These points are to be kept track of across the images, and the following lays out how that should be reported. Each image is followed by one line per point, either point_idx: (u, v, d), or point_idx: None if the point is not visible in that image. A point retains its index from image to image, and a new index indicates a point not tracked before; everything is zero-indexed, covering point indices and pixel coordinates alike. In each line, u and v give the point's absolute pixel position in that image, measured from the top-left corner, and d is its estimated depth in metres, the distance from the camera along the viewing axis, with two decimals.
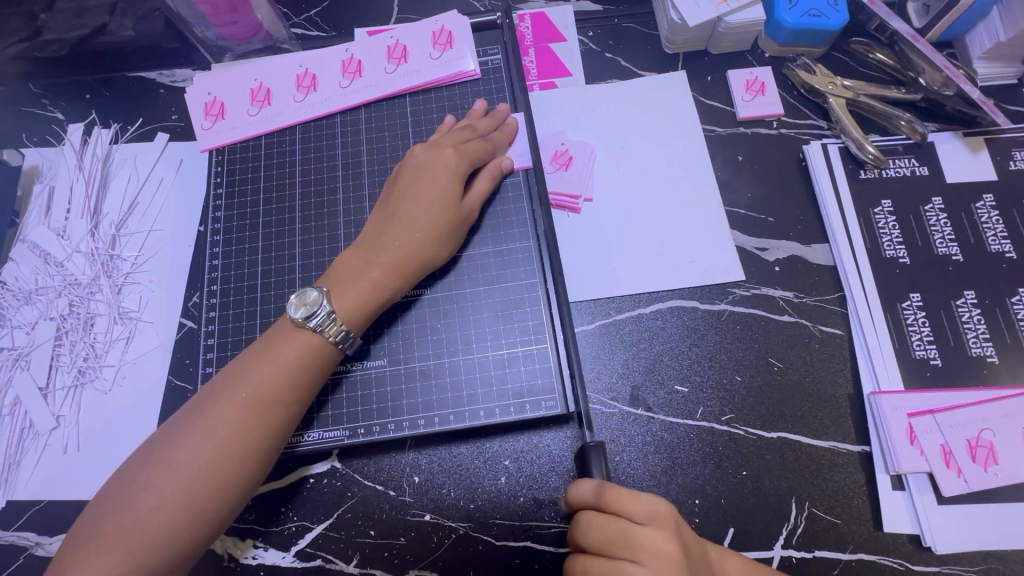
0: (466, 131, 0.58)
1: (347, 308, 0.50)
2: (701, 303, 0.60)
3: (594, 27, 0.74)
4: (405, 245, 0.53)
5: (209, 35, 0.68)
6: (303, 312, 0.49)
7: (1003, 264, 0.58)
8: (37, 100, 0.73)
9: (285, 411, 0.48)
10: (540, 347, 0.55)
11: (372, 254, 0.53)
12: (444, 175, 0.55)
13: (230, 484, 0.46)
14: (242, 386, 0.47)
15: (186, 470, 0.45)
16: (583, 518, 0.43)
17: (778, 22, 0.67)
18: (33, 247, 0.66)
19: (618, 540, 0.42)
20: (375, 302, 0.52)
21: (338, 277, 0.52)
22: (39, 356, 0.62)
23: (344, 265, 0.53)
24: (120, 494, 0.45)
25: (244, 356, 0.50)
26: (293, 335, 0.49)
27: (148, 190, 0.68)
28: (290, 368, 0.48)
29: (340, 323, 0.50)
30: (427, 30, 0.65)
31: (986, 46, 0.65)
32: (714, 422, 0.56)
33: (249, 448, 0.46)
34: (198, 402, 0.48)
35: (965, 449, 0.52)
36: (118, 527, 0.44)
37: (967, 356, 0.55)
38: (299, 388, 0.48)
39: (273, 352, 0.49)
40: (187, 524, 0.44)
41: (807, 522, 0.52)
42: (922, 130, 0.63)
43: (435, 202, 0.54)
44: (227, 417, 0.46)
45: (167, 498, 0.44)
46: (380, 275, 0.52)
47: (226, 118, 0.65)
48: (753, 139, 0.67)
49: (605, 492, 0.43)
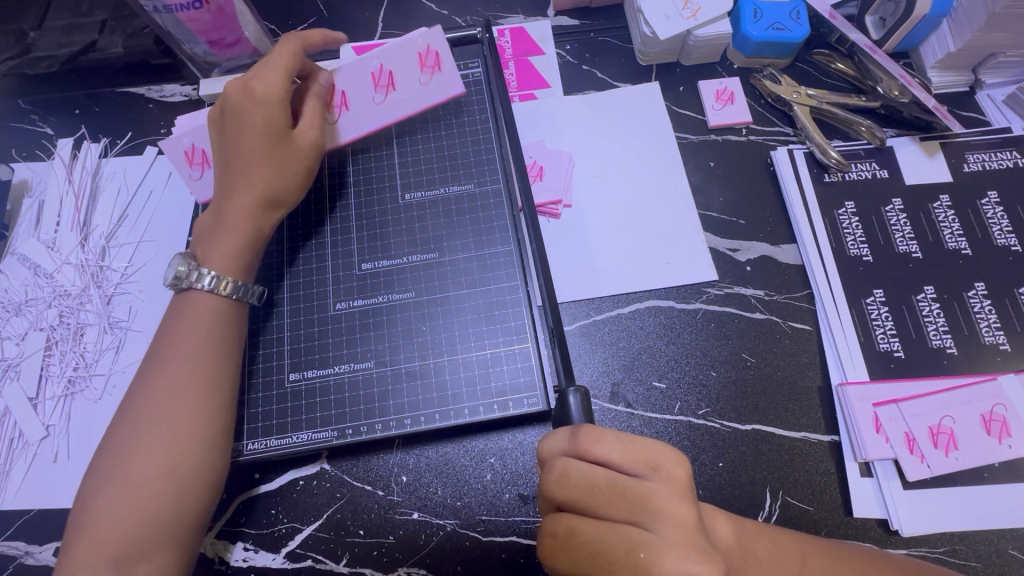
0: (266, 63, 0.58)
1: (224, 264, 0.55)
2: (677, 303, 0.63)
3: (571, 40, 0.77)
4: (248, 196, 0.56)
5: (197, 51, 0.70)
6: (175, 279, 0.53)
7: (959, 260, 0.62)
8: (26, 116, 0.74)
9: (208, 370, 0.51)
10: (521, 346, 0.57)
11: (225, 210, 0.56)
12: (266, 108, 0.56)
13: (182, 450, 0.48)
14: (162, 363, 0.51)
15: (166, 431, 0.48)
16: (560, 467, 0.41)
17: (744, 35, 0.70)
18: (23, 259, 0.67)
19: (606, 490, 0.39)
20: (243, 252, 0.56)
21: (203, 238, 0.56)
22: (29, 366, 0.62)
23: (204, 225, 0.57)
24: (112, 481, 0.47)
25: (157, 340, 0.53)
26: (192, 303, 0.54)
27: (138, 203, 0.69)
28: (202, 330, 0.52)
29: (229, 280, 0.54)
30: (411, 50, 0.60)
31: (938, 56, 0.69)
32: (691, 416, 0.58)
33: (213, 394, 0.51)
34: (132, 395, 0.51)
35: (927, 435, 0.55)
36: (123, 505, 0.46)
37: (928, 348, 0.58)
38: (211, 346, 0.52)
39: (183, 325, 0.53)
40: (189, 480, 0.48)
41: (781, 511, 0.54)
42: (882, 135, 0.66)
43: (264, 140, 0.56)
44: (159, 393, 0.50)
45: (161, 462, 0.48)
46: (241, 228, 0.56)
47: (213, 167, 0.62)
48: (724, 146, 0.71)
49: (582, 435, 0.41)
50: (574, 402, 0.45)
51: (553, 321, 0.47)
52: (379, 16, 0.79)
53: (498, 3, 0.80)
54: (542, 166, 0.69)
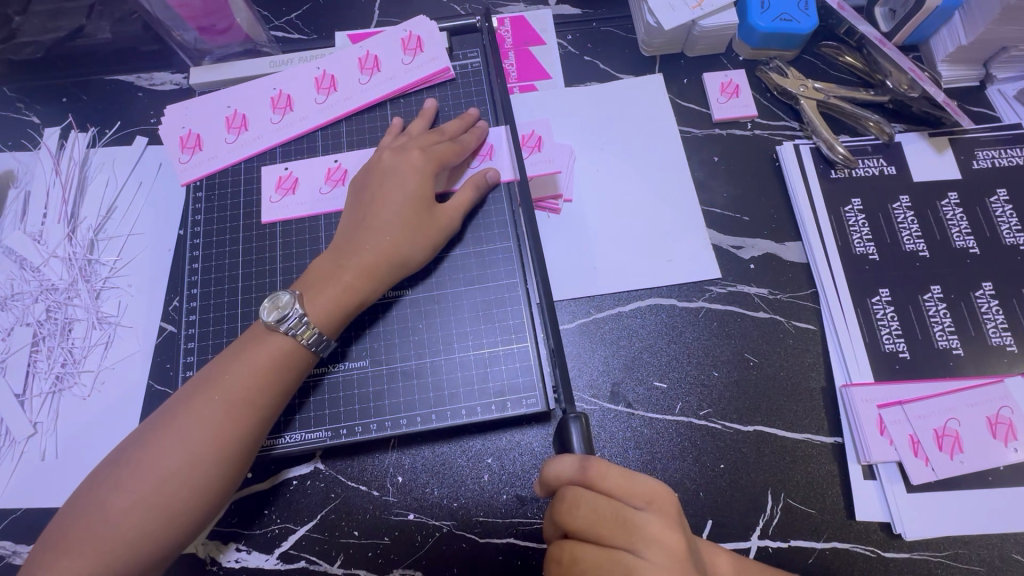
0: (429, 139, 0.59)
1: (320, 312, 0.51)
2: (679, 301, 0.62)
3: (573, 30, 0.75)
4: (377, 249, 0.53)
5: (188, 38, 0.68)
6: (275, 316, 0.50)
7: (967, 259, 0.60)
8: (12, 104, 0.72)
9: (260, 414, 0.48)
10: (520, 345, 0.56)
11: (345, 258, 0.53)
12: (418, 176, 0.56)
13: (204, 488, 0.45)
14: (214, 391, 0.47)
15: (184, 462, 0.45)
16: (568, 497, 0.40)
17: (751, 26, 0.68)
18: (8, 252, 0.65)
19: (611, 521, 0.39)
20: (349, 305, 0.52)
21: (311, 281, 0.52)
22: (16, 363, 0.61)
23: (317, 269, 0.53)
24: (110, 495, 0.44)
25: (217, 361, 0.50)
26: (264, 344, 0.49)
27: (127, 195, 0.68)
28: (267, 372, 0.48)
29: (313, 327, 0.50)
30: (395, 37, 0.65)
31: (949, 50, 0.68)
32: (692, 417, 0.57)
33: (247, 435, 0.47)
34: (172, 406, 0.48)
35: (932, 439, 0.54)
36: (117, 524, 0.43)
37: (935, 349, 0.57)
38: (273, 391, 0.49)
39: (247, 357, 0.49)
40: (194, 510, 0.45)
41: (783, 513, 0.54)
42: (890, 131, 0.65)
43: (407, 205, 0.55)
44: (200, 422, 0.46)
45: (170, 491, 0.44)
46: (352, 278, 0.52)
47: (204, 149, 0.63)
48: (728, 140, 0.69)
49: (590, 467, 0.40)
50: (574, 432, 0.41)
51: (554, 336, 0.44)
52: (375, 2, 0.76)
53: None
54: (541, 137, 0.67)
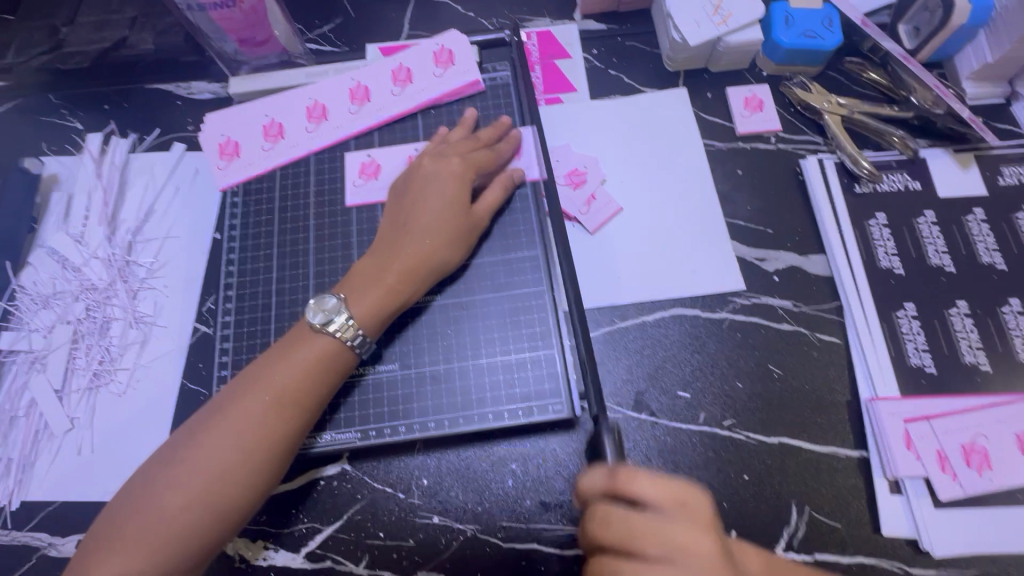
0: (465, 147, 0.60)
1: (364, 309, 0.52)
2: (702, 312, 0.62)
3: (598, 45, 0.77)
4: (418, 252, 0.55)
5: (227, 49, 0.70)
6: (322, 318, 0.51)
7: (993, 276, 0.60)
8: (57, 111, 0.75)
9: (303, 415, 0.49)
10: (547, 352, 0.57)
11: (387, 261, 0.55)
12: (455, 184, 0.57)
13: (251, 485, 0.47)
14: (261, 389, 0.49)
15: (230, 461, 0.46)
16: (599, 511, 0.40)
17: (775, 42, 0.69)
18: (51, 253, 0.68)
19: (642, 531, 0.38)
20: (392, 305, 0.53)
21: (354, 284, 0.54)
22: (56, 359, 0.63)
23: (360, 272, 0.55)
24: (158, 493, 0.46)
25: (263, 360, 0.51)
26: (306, 347, 0.50)
27: (164, 199, 0.70)
28: (311, 373, 0.50)
29: (357, 329, 0.51)
30: (427, 51, 0.67)
31: (973, 67, 0.68)
32: (715, 428, 0.57)
33: (290, 436, 0.48)
34: (219, 406, 0.49)
35: (960, 454, 0.54)
36: (165, 521, 0.45)
37: (961, 364, 0.57)
38: (317, 392, 0.50)
39: (290, 359, 0.50)
40: (238, 509, 0.46)
41: (808, 525, 0.54)
42: (914, 146, 0.65)
43: (444, 213, 0.56)
44: (247, 422, 0.47)
45: (216, 489, 0.46)
46: (395, 280, 0.54)
47: (241, 156, 0.66)
48: (752, 154, 0.70)
49: (617, 474, 0.41)
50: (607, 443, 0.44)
51: (581, 326, 0.46)
52: (406, 16, 0.79)
53: (525, 7, 0.80)
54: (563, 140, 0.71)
